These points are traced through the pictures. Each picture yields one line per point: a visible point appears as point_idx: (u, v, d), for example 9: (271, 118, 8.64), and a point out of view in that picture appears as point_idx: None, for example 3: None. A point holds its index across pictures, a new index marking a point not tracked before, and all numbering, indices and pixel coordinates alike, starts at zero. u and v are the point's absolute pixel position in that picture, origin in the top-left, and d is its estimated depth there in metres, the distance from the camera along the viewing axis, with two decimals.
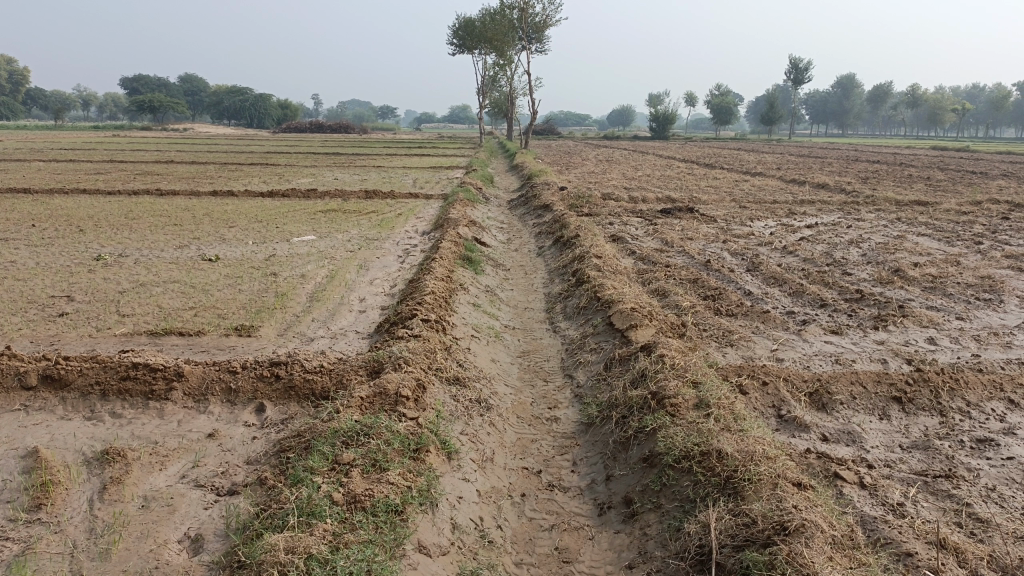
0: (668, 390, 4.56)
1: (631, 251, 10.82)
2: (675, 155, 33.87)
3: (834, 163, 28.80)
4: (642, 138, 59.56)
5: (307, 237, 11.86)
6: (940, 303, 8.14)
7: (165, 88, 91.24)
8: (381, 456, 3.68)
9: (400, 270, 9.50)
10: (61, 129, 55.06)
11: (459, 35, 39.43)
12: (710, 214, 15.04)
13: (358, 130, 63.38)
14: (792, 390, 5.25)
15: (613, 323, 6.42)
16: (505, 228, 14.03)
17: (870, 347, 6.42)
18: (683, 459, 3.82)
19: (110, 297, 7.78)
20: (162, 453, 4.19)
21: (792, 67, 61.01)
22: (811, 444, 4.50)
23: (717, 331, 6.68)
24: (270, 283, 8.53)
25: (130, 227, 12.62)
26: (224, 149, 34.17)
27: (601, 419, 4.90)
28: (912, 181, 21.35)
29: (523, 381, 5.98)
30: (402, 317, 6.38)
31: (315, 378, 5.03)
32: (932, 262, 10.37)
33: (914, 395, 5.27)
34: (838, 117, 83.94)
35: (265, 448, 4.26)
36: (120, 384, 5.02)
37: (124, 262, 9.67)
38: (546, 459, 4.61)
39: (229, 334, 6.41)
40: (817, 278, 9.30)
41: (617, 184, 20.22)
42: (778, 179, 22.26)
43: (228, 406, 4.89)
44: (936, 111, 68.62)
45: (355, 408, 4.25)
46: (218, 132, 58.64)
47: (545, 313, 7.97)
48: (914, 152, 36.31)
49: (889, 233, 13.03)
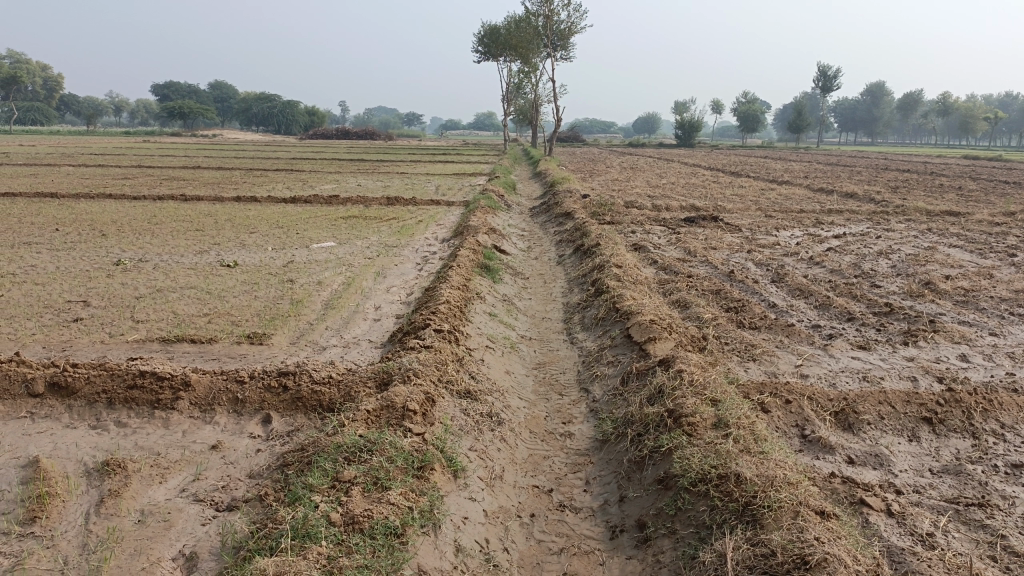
0: (686, 407, 4.39)
1: (652, 261, 10.64)
2: (700, 163, 33.58)
3: (863, 172, 28.34)
4: (667, 145, 59.19)
5: (326, 243, 11.83)
6: (972, 317, 7.87)
7: (196, 94, 92.51)
8: (383, 473, 3.55)
9: (417, 277, 9.40)
10: (93, 134, 55.97)
11: (485, 42, 39.50)
12: (734, 223, 14.80)
13: (384, 135, 63.67)
14: (817, 408, 5.05)
15: (632, 335, 6.25)
16: (526, 235, 13.92)
17: (899, 364, 6.19)
18: (699, 482, 3.64)
19: (126, 302, 7.76)
20: (163, 465, 4.10)
21: (821, 75, 60.38)
22: (836, 467, 4.30)
23: (740, 345, 6.49)
24: (286, 289, 8.46)
25: (152, 232, 12.67)
26: (249, 155, 34.46)
27: (616, 436, 4.74)
28: (943, 190, 20.91)
29: (538, 394, 5.83)
30: (415, 327, 6.26)
31: (323, 389, 4.91)
32: (964, 275, 10.07)
33: (945, 415, 5.04)
34: (868, 126, 82.88)
35: (268, 462, 4.15)
36: (126, 392, 4.94)
37: (142, 267, 9.67)
38: (558, 477, 4.45)
39: (242, 341, 6.33)
40: (844, 290, 9.06)
41: (640, 191, 20.04)
42: (805, 188, 21.93)
43: (233, 416, 4.79)
44: (968, 120, 67.40)
45: (360, 422, 4.13)
46: (246, 137, 59.23)
47: (563, 323, 7.82)
48: (946, 161, 35.65)
49: (919, 244, 12.72)
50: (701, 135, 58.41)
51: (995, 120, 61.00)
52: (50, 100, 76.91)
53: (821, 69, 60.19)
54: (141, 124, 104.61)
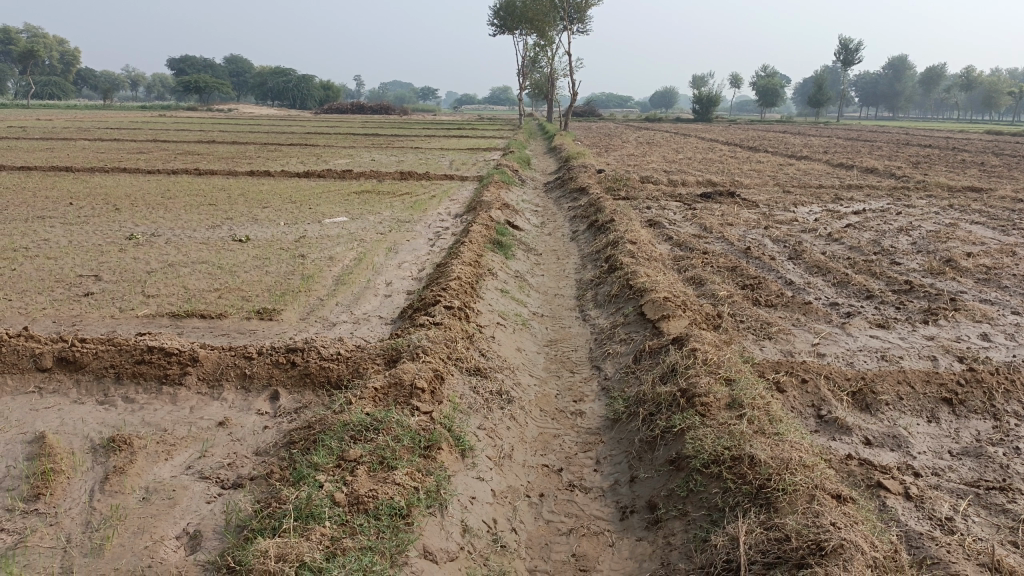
0: (700, 386, 4.29)
1: (667, 237, 10.49)
2: (717, 139, 33.16)
3: (883, 147, 27.84)
4: (685, 120, 58.55)
5: (339, 218, 11.76)
6: (994, 296, 7.70)
7: (211, 68, 92.42)
8: (389, 452, 3.48)
9: (429, 253, 9.33)
10: (109, 108, 56.15)
11: (501, 15, 39.09)
12: (751, 199, 14.58)
13: (399, 110, 63.34)
14: (834, 388, 4.94)
15: (645, 312, 6.15)
16: (540, 211, 13.80)
17: (919, 343, 6.06)
18: (712, 464, 3.56)
19: (137, 277, 7.73)
20: (170, 442, 4.07)
21: (842, 48, 59.31)
22: (853, 449, 4.20)
23: (755, 323, 6.37)
24: (298, 264, 8.42)
25: (164, 206, 12.66)
26: (264, 129, 34.36)
27: (628, 416, 4.66)
28: (966, 166, 20.54)
29: (549, 372, 5.75)
30: (425, 303, 6.18)
31: (331, 366, 4.85)
32: (986, 252, 9.87)
33: (965, 396, 4.92)
34: (888, 100, 81.52)
35: (275, 439, 4.11)
36: (134, 367, 4.91)
37: (154, 241, 9.65)
38: (568, 456, 4.39)
39: (251, 317, 6.29)
40: (863, 268, 8.89)
41: (656, 166, 19.83)
42: (824, 163, 21.59)
43: (241, 393, 4.75)
44: (992, 94, 66.08)
45: (368, 401, 4.06)
46: (262, 111, 59.17)
47: (576, 300, 7.73)
48: (968, 136, 35.01)
49: (940, 220, 12.47)
50: (718, 110, 57.67)
51: (1020, 94, 59.83)
52: (67, 74, 77.25)
53: (842, 43, 59.12)
54: (157, 99, 104.76)
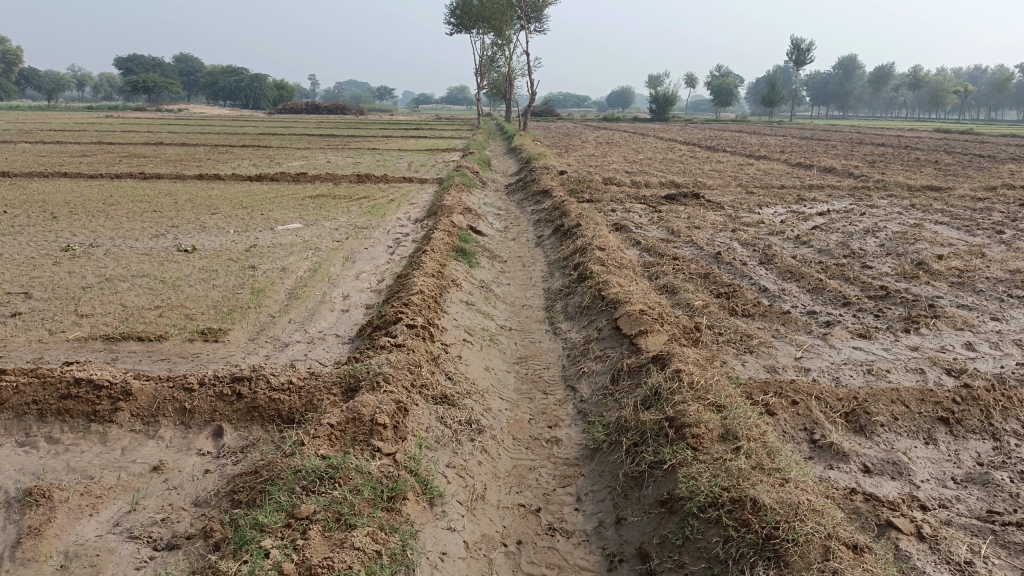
0: (688, 414, 3.93)
1: (635, 242, 10.19)
2: (675, 138, 33.20)
3: (837, 145, 28.08)
4: (642, 120, 58.80)
5: (292, 224, 11.23)
6: (971, 301, 7.52)
7: (160, 69, 90.23)
8: (347, 507, 3.05)
9: (389, 262, 8.87)
10: (53, 108, 54.47)
11: (456, 15, 38.63)
12: (716, 200, 14.38)
13: (356, 110, 62.47)
14: (826, 410, 4.63)
15: (621, 327, 5.79)
16: (503, 215, 13.41)
17: (905, 355, 5.81)
18: (709, 507, 3.20)
19: (72, 293, 7.15)
20: (96, 493, 3.57)
21: (793, 48, 60.09)
22: (853, 480, 3.89)
23: (735, 335, 6.07)
24: (247, 277, 7.89)
25: (105, 214, 11.96)
26: (216, 131, 33.52)
27: (609, 445, 4.29)
28: (921, 164, 20.72)
29: (520, 395, 5.35)
30: (386, 321, 5.74)
31: (282, 398, 4.38)
32: (955, 254, 9.74)
33: (962, 415, 4.65)
34: (839, 99, 82.85)
35: (218, 486, 3.64)
36: (60, 403, 4.39)
37: (93, 253, 9.04)
38: (546, 494, 4.00)
39: (194, 339, 5.77)
40: (836, 272, 8.67)
41: (617, 167, 19.59)
42: (784, 162, 21.58)
43: (180, 430, 4.26)
44: (939, 92, 67.63)
45: (322, 441, 3.62)
46: (213, 112, 57.94)
47: (544, 311, 7.35)
48: (918, 134, 35.56)
49: (905, 220, 12.42)
50: (674, 109, 57.85)
51: (964, 94, 61.29)
52: (9, 75, 74.98)
53: (794, 43, 59.87)
54: (103, 99, 101.93)
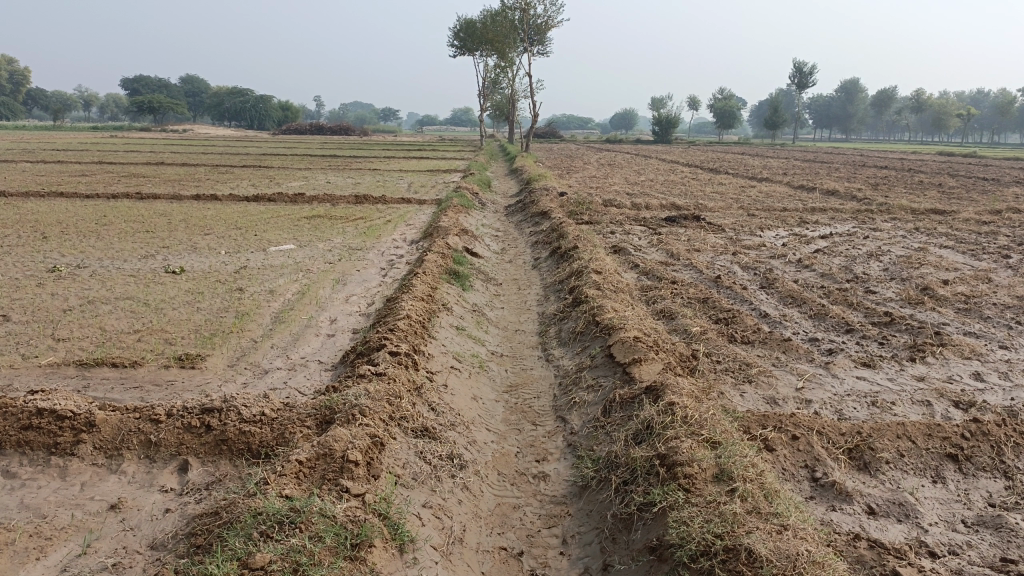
0: (680, 452, 3.69)
1: (633, 264, 9.98)
2: (677, 160, 33.12)
3: (841, 168, 27.94)
4: (645, 141, 58.83)
5: (285, 246, 11.04)
6: (978, 328, 7.28)
7: (166, 90, 90.87)
8: (306, 556, 2.82)
9: (380, 285, 8.67)
10: (59, 128, 54.69)
11: (460, 37, 38.73)
12: (717, 222, 14.18)
13: (360, 130, 62.58)
14: (828, 445, 4.39)
15: (614, 355, 5.56)
16: (500, 236, 13.21)
17: (910, 385, 5.57)
18: (700, 557, 2.97)
19: (51, 316, 6.94)
20: (46, 534, 3.34)
21: (796, 71, 60.17)
22: (857, 523, 3.65)
23: (733, 363, 5.84)
24: (234, 300, 7.69)
25: (97, 234, 11.79)
26: (218, 151, 33.54)
27: (598, 482, 4.06)
28: (925, 187, 20.52)
29: (508, 426, 5.11)
30: (370, 348, 5.52)
31: (253, 430, 4.15)
32: (961, 279, 9.51)
33: (971, 451, 4.40)
34: (842, 122, 82.89)
35: (177, 527, 3.41)
36: (20, 434, 4.17)
37: (78, 274, 8.84)
38: (529, 535, 3.75)
39: (171, 365, 5.55)
40: (838, 297, 8.44)
41: (618, 189, 19.45)
42: (786, 185, 21.41)
43: (144, 464, 4.03)
44: (942, 116, 67.59)
45: (288, 479, 3.39)
46: (217, 133, 58.09)
47: (537, 337, 7.13)
48: (922, 157, 35.44)
49: (909, 244, 12.20)
50: (677, 131, 57.83)
51: (967, 117, 61.26)
52: (15, 95, 75.60)
53: (797, 66, 59.94)
54: (109, 119, 102.55)
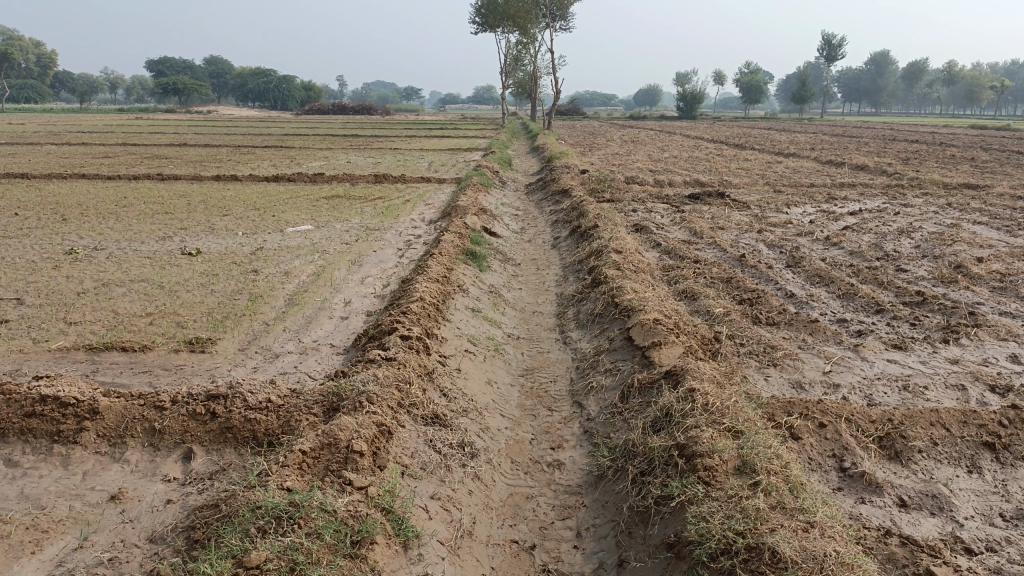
0: (700, 442, 3.51)
1: (655, 243, 9.75)
2: (701, 136, 32.49)
3: (870, 142, 27.26)
4: (670, 117, 57.94)
5: (302, 226, 10.93)
6: (1015, 307, 6.98)
7: (190, 71, 91.21)
8: (303, 555, 2.70)
9: (396, 266, 8.54)
10: (85, 111, 55.15)
11: (481, 13, 38.28)
12: (742, 199, 13.85)
13: (381, 109, 62.25)
14: (857, 433, 4.18)
15: (633, 338, 5.37)
16: (521, 215, 13.02)
17: (944, 369, 5.33)
18: (720, 555, 2.80)
19: (65, 299, 6.89)
20: (44, 526, 3.25)
21: (824, 43, 58.81)
22: (888, 516, 3.46)
23: (757, 346, 5.63)
24: (248, 282, 7.59)
25: (116, 216, 11.77)
26: (241, 132, 33.52)
27: (614, 472, 3.89)
28: (957, 161, 19.95)
29: (523, 411, 4.96)
30: (381, 332, 5.38)
31: (258, 418, 4.04)
32: (996, 256, 9.16)
33: (1010, 439, 4.17)
34: (871, 96, 81.06)
35: (177, 519, 3.31)
36: (23, 421, 4.09)
37: (95, 256, 8.79)
38: (542, 528, 3.61)
39: (180, 350, 5.46)
40: (868, 276, 8.16)
41: (641, 166, 19.12)
42: (814, 160, 20.92)
43: (148, 452, 3.94)
44: (974, 88, 65.86)
45: (290, 471, 3.27)
46: (238, 113, 58.34)
47: (555, 318, 6.96)
48: (952, 131, 34.66)
49: (941, 221, 11.81)
50: (702, 107, 56.89)
51: (1001, 88, 59.65)
52: (43, 78, 76.49)
53: (826, 38, 58.58)
54: (135, 101, 103.48)
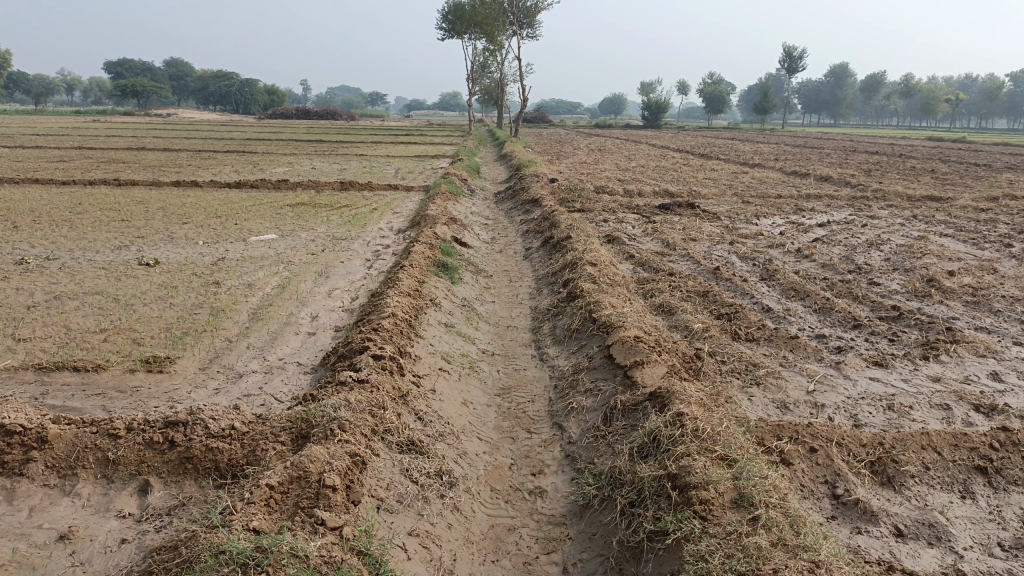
0: (694, 473, 3.34)
1: (629, 255, 9.63)
2: (668, 144, 32.64)
3: (833, 153, 27.59)
4: (635, 126, 58.26)
5: (267, 236, 10.59)
6: (988, 322, 6.97)
7: (150, 73, 89.57)
8: None
9: (365, 278, 8.28)
10: (40, 112, 53.71)
11: (449, 19, 37.98)
12: (711, 210, 13.83)
13: (345, 115, 61.60)
14: (849, 458, 4.05)
15: (614, 357, 5.20)
16: (491, 225, 12.82)
17: (927, 387, 5.25)
18: None
19: (13, 313, 6.52)
20: None
21: (786, 55, 59.64)
22: (886, 548, 3.33)
23: (739, 364, 5.50)
24: (209, 295, 7.27)
25: (70, 223, 11.31)
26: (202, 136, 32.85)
27: (601, 501, 3.71)
28: (918, 173, 20.24)
29: (501, 433, 4.76)
30: (352, 351, 5.14)
31: (222, 447, 3.78)
32: (966, 269, 9.20)
33: (1001, 463, 4.08)
34: (831, 107, 82.51)
35: (132, 561, 3.04)
36: None
37: (47, 267, 8.38)
38: (526, 563, 3.40)
39: (136, 369, 5.15)
40: (842, 289, 8.12)
41: (610, 175, 19.04)
42: (779, 171, 21.04)
43: (101, 485, 3.65)
44: (930, 100, 67.37)
45: (257, 509, 3.03)
46: (199, 117, 57.37)
47: (530, 333, 6.77)
48: (910, 142, 35.41)
49: (909, 233, 11.89)
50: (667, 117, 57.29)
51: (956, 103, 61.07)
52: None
53: (787, 50, 59.49)
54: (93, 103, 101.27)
